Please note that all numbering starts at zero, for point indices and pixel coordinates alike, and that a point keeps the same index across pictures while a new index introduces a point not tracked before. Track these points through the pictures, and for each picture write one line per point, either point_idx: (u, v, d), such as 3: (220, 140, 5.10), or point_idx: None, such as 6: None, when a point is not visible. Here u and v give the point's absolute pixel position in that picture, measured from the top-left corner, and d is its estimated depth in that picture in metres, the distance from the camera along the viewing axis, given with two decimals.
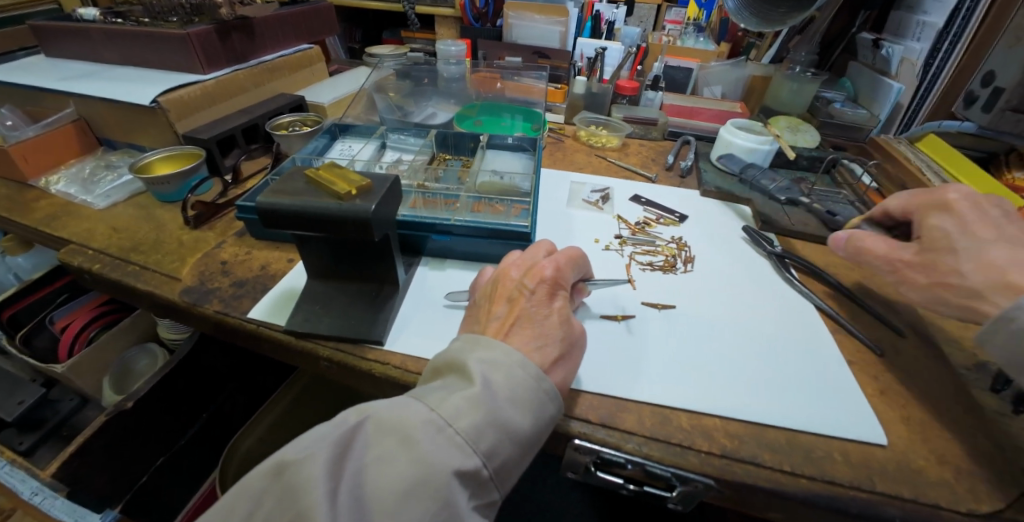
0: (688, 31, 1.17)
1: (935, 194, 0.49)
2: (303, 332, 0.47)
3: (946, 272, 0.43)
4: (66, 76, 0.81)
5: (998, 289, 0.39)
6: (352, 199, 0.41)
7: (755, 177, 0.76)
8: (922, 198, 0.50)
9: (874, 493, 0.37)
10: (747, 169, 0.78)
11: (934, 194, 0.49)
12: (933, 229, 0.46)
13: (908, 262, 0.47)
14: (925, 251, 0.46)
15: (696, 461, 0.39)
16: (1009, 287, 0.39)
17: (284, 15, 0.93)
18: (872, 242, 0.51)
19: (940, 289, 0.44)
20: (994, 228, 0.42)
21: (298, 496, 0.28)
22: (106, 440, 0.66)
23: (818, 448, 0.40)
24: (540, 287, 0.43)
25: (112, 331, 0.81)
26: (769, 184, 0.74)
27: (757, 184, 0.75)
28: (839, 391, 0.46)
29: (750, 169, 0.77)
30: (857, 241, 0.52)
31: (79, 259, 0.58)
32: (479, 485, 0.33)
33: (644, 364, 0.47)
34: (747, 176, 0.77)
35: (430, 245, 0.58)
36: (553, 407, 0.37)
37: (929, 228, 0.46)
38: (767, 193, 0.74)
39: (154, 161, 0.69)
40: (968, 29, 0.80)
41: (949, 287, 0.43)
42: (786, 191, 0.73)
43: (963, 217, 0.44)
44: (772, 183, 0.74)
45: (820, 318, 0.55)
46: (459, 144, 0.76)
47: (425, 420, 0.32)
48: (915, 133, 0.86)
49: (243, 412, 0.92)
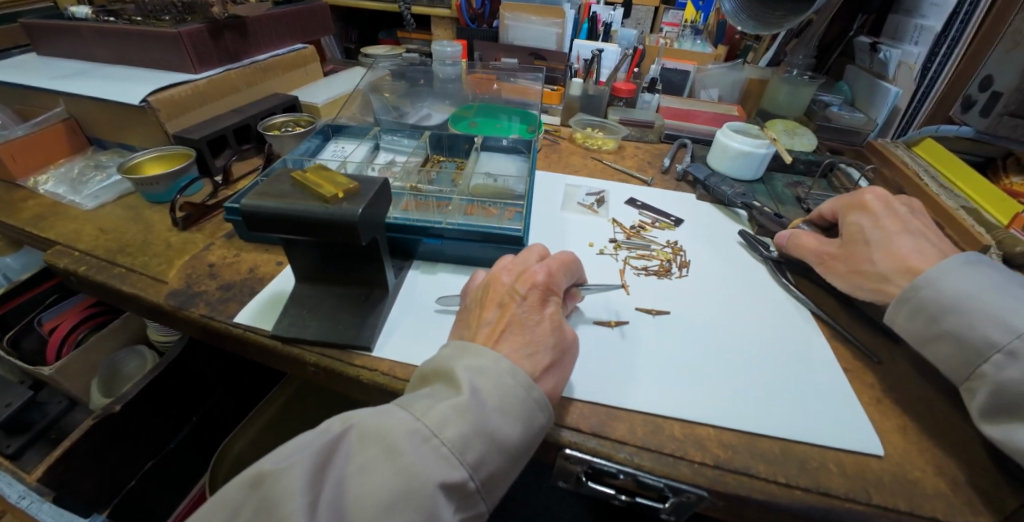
0: (685, 34, 1.16)
1: (851, 197, 0.58)
2: (289, 337, 0.46)
3: (862, 261, 0.51)
4: (57, 74, 0.80)
5: (901, 272, 0.47)
6: (339, 202, 0.40)
7: (715, 184, 0.75)
8: (843, 200, 0.59)
9: (869, 505, 0.36)
10: (709, 177, 0.77)
11: (851, 196, 0.59)
12: (852, 225, 0.55)
13: (832, 254, 0.55)
14: (847, 244, 0.54)
15: (689, 472, 0.38)
16: (909, 270, 0.46)
17: (277, 15, 0.93)
18: (807, 240, 0.59)
19: (855, 275, 0.52)
20: (900, 224, 0.51)
21: (275, 508, 0.28)
22: (92, 443, 0.64)
23: (813, 458, 0.40)
24: (531, 292, 0.43)
25: (101, 333, 0.80)
26: (728, 192, 0.73)
27: (716, 191, 0.75)
28: (834, 400, 0.45)
29: (711, 177, 0.77)
30: (796, 237, 0.60)
31: (65, 260, 0.57)
32: (465, 497, 0.32)
33: (636, 370, 0.47)
34: (707, 183, 0.76)
35: (422, 248, 0.58)
36: (544, 416, 0.36)
37: (850, 224, 0.55)
38: (727, 200, 0.73)
39: (143, 161, 0.68)
40: (966, 33, 0.79)
41: (864, 273, 0.51)
42: (746, 198, 0.71)
43: (876, 215, 0.53)
44: (731, 190, 0.73)
45: (815, 324, 0.54)
46: (454, 145, 0.75)
47: (410, 429, 0.32)
48: (913, 137, 0.87)
49: (234, 416, 0.92)
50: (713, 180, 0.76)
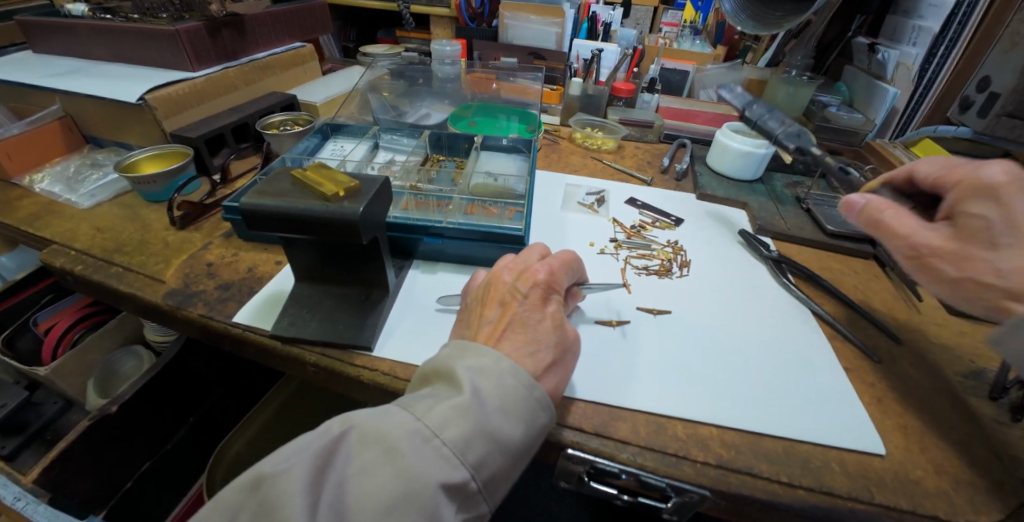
0: (685, 34, 1.17)
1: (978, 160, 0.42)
2: (289, 337, 0.45)
3: (984, 269, 0.36)
4: (53, 72, 0.79)
5: None
6: (339, 200, 0.39)
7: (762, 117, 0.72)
8: (958, 165, 0.43)
9: (872, 504, 0.36)
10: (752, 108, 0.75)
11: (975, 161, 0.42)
12: (975, 215, 0.37)
13: (935, 250, 0.39)
14: (962, 240, 0.37)
15: (692, 472, 0.38)
16: None
17: (276, 13, 0.92)
18: (901, 215, 0.42)
19: (964, 284, 0.37)
20: None
21: (274, 511, 0.27)
22: (87, 445, 0.63)
23: (816, 458, 0.40)
24: (533, 291, 0.42)
25: (97, 333, 0.79)
26: (781, 130, 0.68)
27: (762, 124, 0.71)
28: (834, 399, 0.45)
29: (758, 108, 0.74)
30: (874, 211, 0.44)
31: (61, 260, 0.56)
32: (467, 497, 0.32)
33: (637, 370, 0.46)
34: (756, 116, 0.73)
35: (422, 248, 0.57)
36: (545, 415, 0.36)
37: (971, 214, 0.38)
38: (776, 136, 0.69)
39: (140, 160, 0.67)
40: (964, 34, 0.80)
41: (983, 286, 0.36)
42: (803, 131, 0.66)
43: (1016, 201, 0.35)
44: (784, 126, 0.68)
45: (817, 325, 0.54)
46: (454, 144, 0.75)
47: (411, 429, 0.31)
48: (911, 138, 0.88)
49: (232, 415, 0.91)
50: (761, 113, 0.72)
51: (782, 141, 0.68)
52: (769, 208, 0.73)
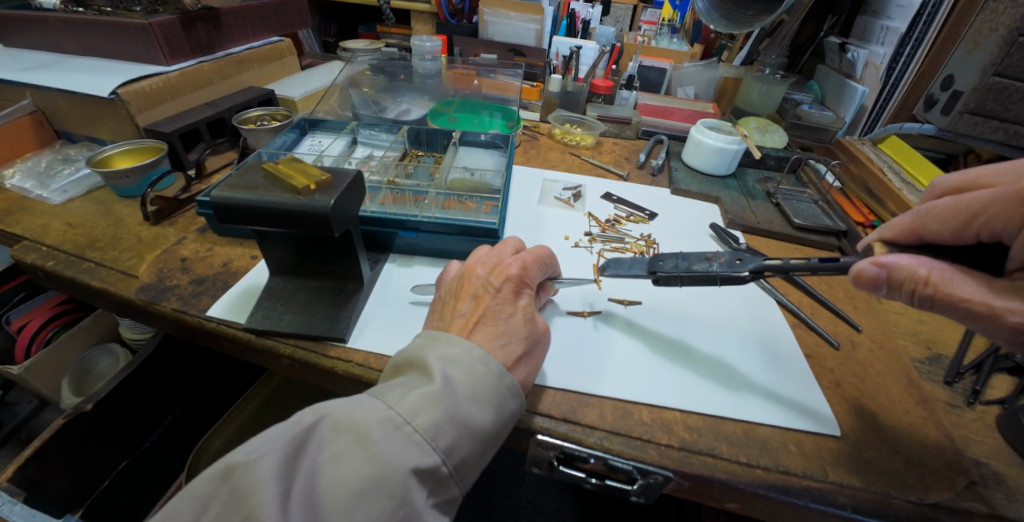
0: (663, 32, 1.20)
1: (998, 200, 0.35)
2: (263, 330, 0.46)
3: None
4: (23, 66, 0.78)
5: None
6: (310, 193, 0.40)
7: (676, 267, 0.47)
8: (980, 211, 0.35)
9: (825, 482, 0.38)
10: (660, 263, 0.48)
11: (994, 201, 0.35)
12: None
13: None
14: None
15: (655, 454, 0.40)
16: None
17: (251, 6, 0.91)
18: (957, 284, 0.33)
19: None
20: None
21: (246, 498, 0.28)
22: (62, 441, 0.63)
23: (773, 439, 0.42)
24: (505, 285, 0.43)
25: (72, 331, 0.78)
26: (709, 265, 0.46)
27: (690, 274, 0.46)
28: (795, 383, 0.47)
29: (661, 259, 0.48)
30: (916, 283, 0.35)
31: (32, 256, 0.55)
32: (438, 482, 0.33)
33: (609, 361, 0.48)
34: (676, 272, 0.46)
35: (399, 241, 0.58)
36: (516, 402, 0.37)
37: None
38: (718, 276, 0.45)
39: (113, 155, 0.67)
40: (928, 35, 0.83)
41: None
42: (727, 252, 0.46)
43: None
44: (711, 261, 0.46)
45: (779, 313, 0.56)
46: (432, 140, 0.75)
47: (383, 418, 0.32)
48: (877, 135, 0.91)
49: (212, 411, 0.90)
50: (676, 265, 0.47)
51: (731, 274, 0.44)
52: (740, 202, 0.75)
